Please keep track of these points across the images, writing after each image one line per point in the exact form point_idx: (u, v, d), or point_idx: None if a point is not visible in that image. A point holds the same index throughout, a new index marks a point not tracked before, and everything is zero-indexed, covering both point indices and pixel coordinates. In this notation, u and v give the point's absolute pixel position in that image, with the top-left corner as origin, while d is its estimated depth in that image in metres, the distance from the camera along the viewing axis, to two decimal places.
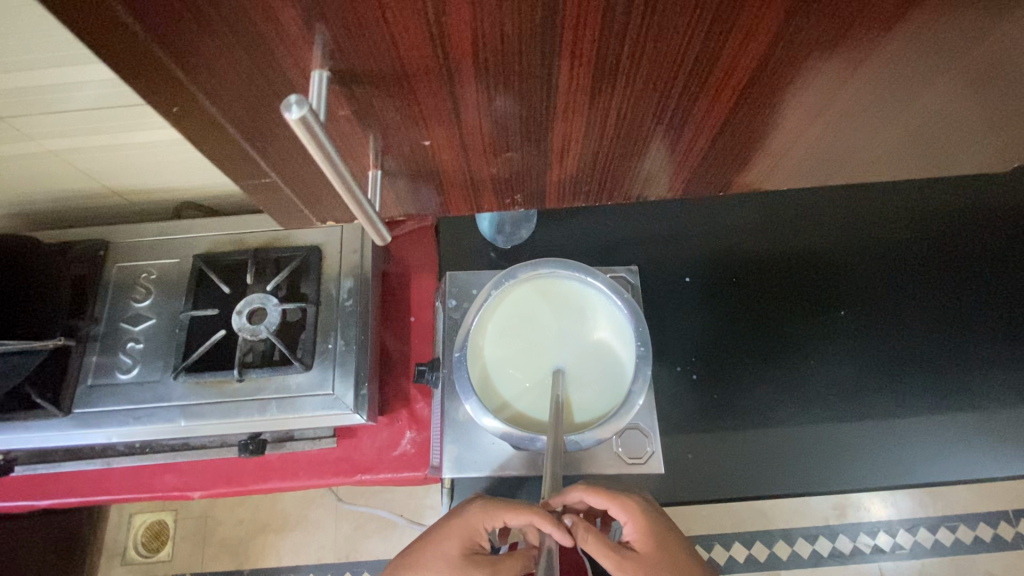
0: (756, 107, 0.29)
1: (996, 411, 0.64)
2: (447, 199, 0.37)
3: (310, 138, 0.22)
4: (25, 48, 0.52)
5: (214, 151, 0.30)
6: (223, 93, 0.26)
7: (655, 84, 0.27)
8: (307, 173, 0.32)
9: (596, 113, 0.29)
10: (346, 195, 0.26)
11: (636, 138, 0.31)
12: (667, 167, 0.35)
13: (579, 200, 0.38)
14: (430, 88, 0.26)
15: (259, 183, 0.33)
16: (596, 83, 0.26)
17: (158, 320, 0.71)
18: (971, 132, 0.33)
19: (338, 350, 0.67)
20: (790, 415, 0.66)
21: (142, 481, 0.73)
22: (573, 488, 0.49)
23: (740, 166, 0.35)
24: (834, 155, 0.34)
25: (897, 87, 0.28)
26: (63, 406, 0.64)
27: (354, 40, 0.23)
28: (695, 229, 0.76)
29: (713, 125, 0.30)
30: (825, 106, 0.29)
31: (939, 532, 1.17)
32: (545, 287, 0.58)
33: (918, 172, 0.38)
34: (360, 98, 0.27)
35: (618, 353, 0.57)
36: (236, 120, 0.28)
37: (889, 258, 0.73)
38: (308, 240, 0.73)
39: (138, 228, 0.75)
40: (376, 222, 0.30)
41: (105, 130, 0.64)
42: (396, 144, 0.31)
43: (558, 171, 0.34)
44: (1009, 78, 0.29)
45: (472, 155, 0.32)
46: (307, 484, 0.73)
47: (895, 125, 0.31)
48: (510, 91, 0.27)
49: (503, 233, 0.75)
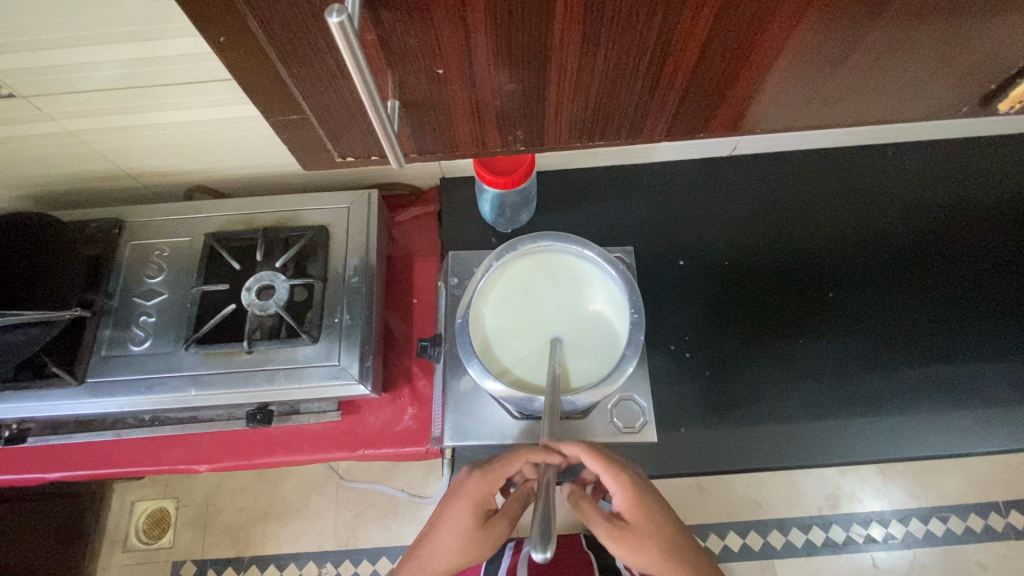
0: (728, 39, 0.31)
1: (975, 386, 0.67)
2: (453, 134, 0.40)
3: (347, 46, 0.24)
4: (49, 27, 0.55)
5: (250, 78, 0.33)
6: (267, 14, 0.28)
7: (641, 15, 0.29)
8: (335, 100, 0.34)
9: (589, 44, 0.31)
10: (371, 108, 0.28)
11: (621, 75, 0.34)
12: (651, 107, 0.37)
13: (574, 140, 0.41)
14: (445, 13, 0.28)
15: (286, 120, 0.37)
16: (587, 11, 0.29)
17: (170, 296, 0.73)
18: (925, 77, 0.36)
19: (344, 324, 0.70)
20: (780, 389, 0.69)
21: (151, 454, 0.75)
22: (572, 444, 0.50)
23: (719, 103, 0.38)
24: (803, 94, 0.37)
25: (856, 24, 0.31)
26: (77, 375, 0.67)
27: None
28: (688, 214, 0.79)
29: (692, 59, 0.33)
30: (793, 41, 0.32)
31: (931, 523, 1.19)
32: (543, 259, 0.61)
33: (882, 117, 0.41)
34: (384, 24, 0.29)
35: (611, 321, 0.59)
36: (275, 44, 0.30)
37: (872, 237, 0.76)
38: (316, 220, 0.76)
39: (151, 209, 0.77)
40: (393, 142, 0.32)
41: (122, 111, 0.67)
42: (411, 74, 0.33)
43: (554, 108, 0.37)
44: (959, 23, 0.32)
45: (478, 88, 0.35)
46: (311, 458, 0.75)
47: (856, 64, 0.34)
48: (512, 19, 0.29)
49: (503, 217, 0.78)
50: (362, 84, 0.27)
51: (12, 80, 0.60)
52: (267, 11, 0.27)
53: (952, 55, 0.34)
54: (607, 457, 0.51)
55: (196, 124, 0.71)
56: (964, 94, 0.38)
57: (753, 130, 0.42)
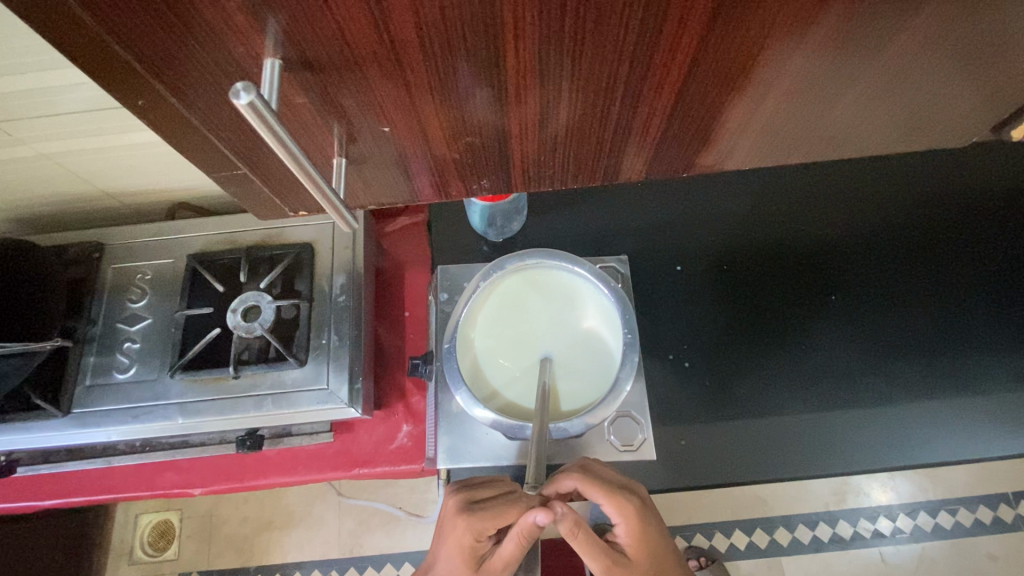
0: (702, 78, 0.30)
1: (988, 391, 0.65)
2: (420, 183, 0.40)
3: (258, 121, 0.23)
4: (10, 52, 0.52)
5: (181, 143, 0.32)
6: (185, 87, 0.28)
7: (602, 63, 0.28)
8: (273, 162, 0.34)
9: (548, 93, 0.30)
10: (307, 182, 0.27)
11: (591, 118, 0.33)
12: (627, 150, 0.37)
13: (547, 183, 0.41)
14: (380, 73, 0.28)
15: (230, 175, 0.36)
16: (542, 64, 0.28)
17: (154, 320, 0.72)
18: (935, 97, 0.34)
19: (332, 345, 0.68)
20: (782, 399, 0.67)
21: (143, 478, 0.74)
22: (567, 475, 0.47)
23: (703, 140, 0.36)
24: (793, 133, 0.36)
25: (845, 63, 0.29)
26: (62, 406, 0.65)
27: (302, 28, 0.24)
28: (685, 217, 0.76)
29: (665, 105, 0.32)
30: (776, 81, 0.30)
31: (939, 516, 1.18)
32: (532, 277, 0.59)
33: (885, 147, 0.39)
34: (313, 86, 0.29)
35: (606, 341, 0.57)
36: (200, 117, 0.30)
37: (878, 240, 0.73)
38: (301, 237, 0.74)
39: (131, 230, 0.75)
40: (343, 210, 0.31)
41: (96, 133, 0.64)
42: (359, 130, 0.33)
43: (521, 152, 0.37)
44: (968, 52, 0.30)
45: (434, 141, 0.34)
46: (306, 479, 0.74)
47: (853, 98, 0.33)
48: (459, 78, 0.28)
49: (494, 226, 0.75)
50: (291, 160, 0.26)
51: None
52: (184, 86, 0.28)
53: (958, 75, 0.32)
54: (603, 481, 0.47)
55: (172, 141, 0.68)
56: (973, 118, 0.37)
57: (743, 166, 0.40)
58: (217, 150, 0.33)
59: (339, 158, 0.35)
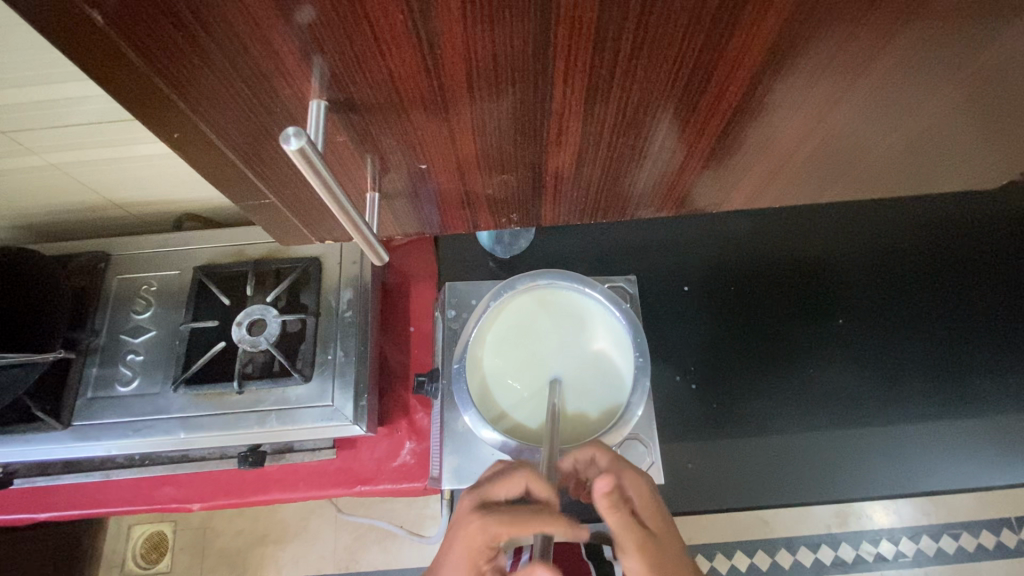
0: (744, 121, 0.30)
1: (996, 418, 0.64)
2: (446, 216, 0.40)
3: (307, 165, 0.24)
4: (24, 64, 0.52)
5: (215, 175, 0.32)
6: (222, 121, 0.27)
7: (644, 106, 0.29)
8: (305, 193, 0.34)
9: (589, 135, 0.31)
10: (342, 217, 0.28)
11: (627, 159, 0.34)
12: (658, 188, 0.37)
13: (575, 218, 0.41)
14: (426, 113, 0.28)
15: (258, 204, 0.36)
16: (586, 107, 0.28)
17: (158, 332, 0.71)
18: (964, 135, 0.34)
19: (337, 361, 0.67)
20: (791, 423, 0.66)
21: (140, 492, 0.73)
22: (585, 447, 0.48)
23: (739, 178, 0.37)
24: (827, 171, 0.36)
25: (884, 106, 0.30)
26: (63, 419, 0.64)
27: (352, 71, 0.25)
28: (694, 238, 0.76)
29: (703, 148, 0.33)
30: (817, 125, 0.31)
31: (942, 540, 1.17)
32: (543, 298, 0.58)
33: (910, 185, 0.40)
34: (358, 125, 0.29)
35: (616, 364, 0.57)
36: (235, 148, 0.30)
37: (889, 266, 0.73)
38: (308, 251, 0.73)
39: (138, 241, 0.75)
40: (374, 244, 0.32)
41: (106, 144, 0.64)
42: (394, 166, 0.33)
43: (553, 190, 0.37)
44: (999, 94, 0.31)
45: (470, 177, 0.35)
46: (307, 496, 0.73)
47: (891, 138, 0.33)
48: (503, 119, 0.29)
49: (502, 243, 0.75)
50: (331, 199, 0.26)
51: None
52: (222, 120, 0.27)
53: (985, 115, 0.33)
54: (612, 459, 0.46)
55: None
56: (996, 155, 0.37)
57: (771, 203, 0.41)
58: (250, 181, 0.33)
59: (372, 192, 0.35)
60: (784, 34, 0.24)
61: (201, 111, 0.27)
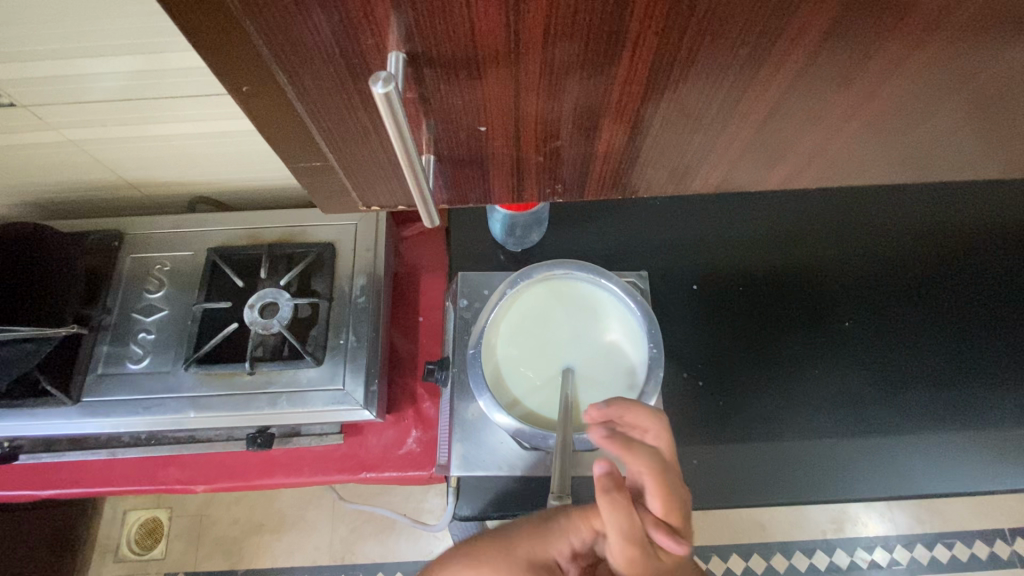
0: (797, 94, 0.31)
1: (997, 425, 0.65)
2: (485, 185, 0.40)
3: (388, 111, 0.24)
4: (52, 37, 0.53)
5: (276, 131, 0.32)
6: (299, 68, 0.28)
7: (708, 73, 0.29)
8: (361, 153, 0.35)
9: (650, 103, 0.31)
10: (407, 166, 0.29)
11: (681, 131, 0.34)
12: (698, 165, 0.38)
13: (613, 191, 0.42)
14: (497, 71, 0.28)
15: (311, 166, 0.36)
16: (652, 75, 0.29)
17: (170, 312, 0.71)
18: (981, 128, 0.36)
19: (349, 345, 0.68)
20: (795, 422, 0.67)
21: (145, 472, 0.73)
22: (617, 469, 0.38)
23: (779, 158, 0.37)
24: (855, 156, 0.37)
25: (927, 88, 0.31)
26: (72, 394, 0.64)
27: (434, 23, 0.25)
28: (704, 237, 0.77)
29: (755, 122, 0.33)
30: (865, 103, 0.32)
31: (936, 549, 1.17)
32: (558, 288, 0.59)
33: (925, 177, 0.41)
34: (427, 82, 0.29)
35: (629, 354, 0.58)
36: (304, 99, 0.30)
37: (896, 270, 0.74)
38: (322, 237, 0.74)
39: (152, 221, 0.75)
40: (427, 199, 0.33)
41: (126, 122, 0.65)
42: (454, 128, 0.33)
43: (601, 160, 0.38)
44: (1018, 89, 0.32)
45: (524, 142, 0.35)
46: (312, 480, 0.73)
47: (920, 124, 0.35)
48: (569, 82, 0.29)
49: (514, 237, 0.75)
50: (401, 145, 0.27)
51: (15, 89, 0.58)
52: (298, 69, 0.28)
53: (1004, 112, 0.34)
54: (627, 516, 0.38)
55: (200, 136, 0.69)
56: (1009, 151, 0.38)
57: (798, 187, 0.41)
58: (310, 138, 0.33)
59: (427, 155, 0.36)
60: (851, 7, 0.25)
61: (282, 57, 0.27)
